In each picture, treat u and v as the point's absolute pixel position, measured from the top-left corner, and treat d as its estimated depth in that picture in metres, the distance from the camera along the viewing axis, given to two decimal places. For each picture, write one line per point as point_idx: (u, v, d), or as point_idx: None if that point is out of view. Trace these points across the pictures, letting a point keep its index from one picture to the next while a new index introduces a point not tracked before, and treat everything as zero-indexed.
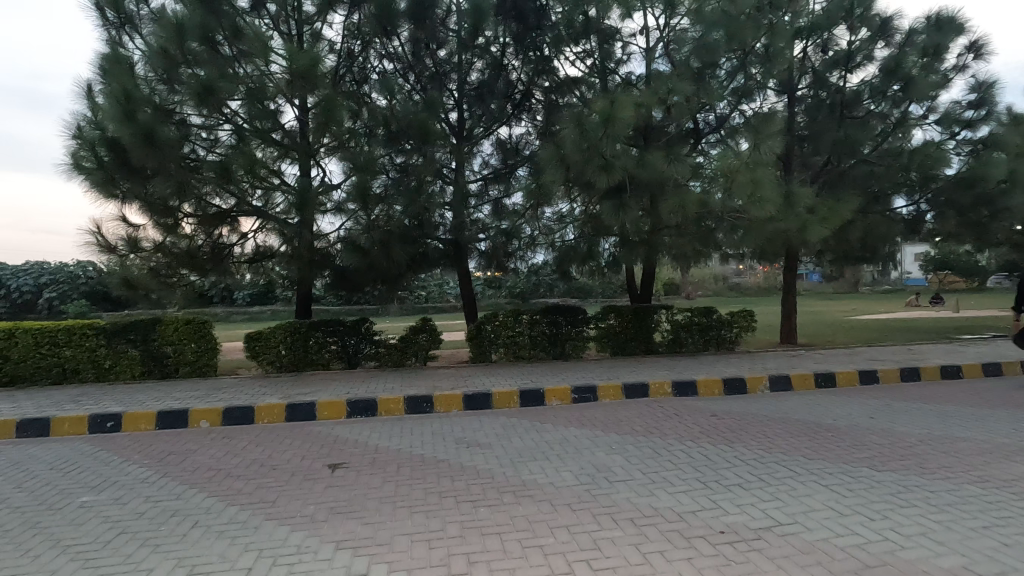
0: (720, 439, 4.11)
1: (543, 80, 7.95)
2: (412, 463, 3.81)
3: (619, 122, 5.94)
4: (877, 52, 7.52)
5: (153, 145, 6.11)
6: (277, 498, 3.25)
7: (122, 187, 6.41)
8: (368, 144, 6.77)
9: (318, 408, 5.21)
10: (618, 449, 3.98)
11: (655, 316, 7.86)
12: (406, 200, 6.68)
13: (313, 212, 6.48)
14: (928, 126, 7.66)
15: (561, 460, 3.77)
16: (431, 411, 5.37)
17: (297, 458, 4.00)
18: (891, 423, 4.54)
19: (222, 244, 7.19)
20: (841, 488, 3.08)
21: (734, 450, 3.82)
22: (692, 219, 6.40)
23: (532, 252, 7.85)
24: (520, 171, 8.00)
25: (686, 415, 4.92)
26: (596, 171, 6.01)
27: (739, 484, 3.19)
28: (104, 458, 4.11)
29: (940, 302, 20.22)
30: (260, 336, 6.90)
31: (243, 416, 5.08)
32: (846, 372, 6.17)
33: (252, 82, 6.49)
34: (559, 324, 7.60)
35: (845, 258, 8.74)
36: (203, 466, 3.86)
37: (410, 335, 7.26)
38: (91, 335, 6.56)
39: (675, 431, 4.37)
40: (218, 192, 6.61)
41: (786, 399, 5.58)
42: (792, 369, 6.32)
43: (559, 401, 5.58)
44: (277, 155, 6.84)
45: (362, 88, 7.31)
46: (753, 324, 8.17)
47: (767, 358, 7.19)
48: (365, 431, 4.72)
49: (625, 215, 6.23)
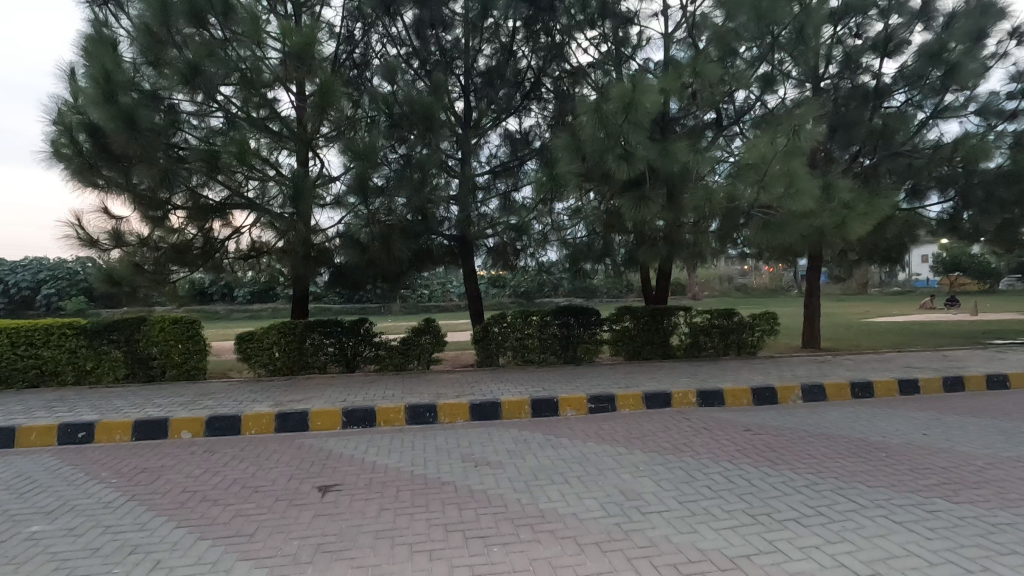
0: (761, 459, 3.64)
1: (553, 68, 7.50)
2: (414, 486, 3.35)
3: (641, 108, 5.48)
4: (915, 36, 7.01)
5: (135, 130, 5.64)
6: (257, 531, 2.80)
7: (104, 175, 5.98)
8: (370, 134, 6.31)
9: (310, 418, 4.75)
10: (646, 471, 3.52)
11: (672, 317, 7.39)
12: (408, 191, 6.22)
13: (308, 206, 5.95)
14: (966, 117, 7.19)
15: (583, 484, 3.32)
16: (435, 422, 4.93)
17: (283, 478, 3.55)
18: (949, 442, 4.05)
19: (214, 239, 6.78)
20: (919, 527, 2.61)
21: (781, 474, 3.34)
22: (718, 216, 5.91)
23: (543, 250, 7.36)
24: (528, 164, 7.48)
25: (716, 429, 4.45)
26: (615, 160, 5.57)
27: (796, 519, 2.73)
28: (68, 475, 3.66)
29: (955, 303, 19.76)
30: (251, 337, 6.46)
31: (228, 425, 4.64)
32: (884, 381, 5.69)
33: (245, 65, 6.12)
34: (570, 326, 7.15)
35: (871, 256, 8.27)
36: (176, 487, 3.42)
37: (412, 337, 6.80)
38: (71, 334, 6.14)
39: (707, 449, 3.90)
40: (208, 182, 6.23)
41: (823, 411, 5.11)
42: (825, 378, 5.85)
43: (574, 411, 5.11)
44: (275, 149, 6.36)
45: (363, 75, 6.90)
46: (775, 327, 7.70)
47: (794, 365, 6.69)
48: (362, 445, 4.27)
49: (645, 209, 5.72)
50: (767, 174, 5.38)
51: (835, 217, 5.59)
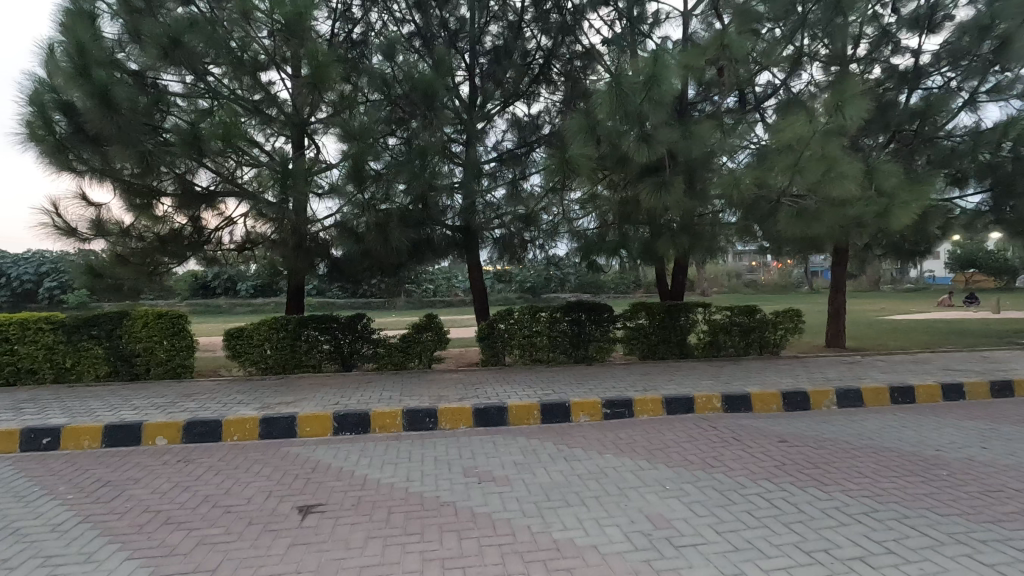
0: (805, 478, 3.19)
1: (564, 50, 7.05)
2: (408, 508, 2.92)
3: (665, 83, 4.98)
4: (959, 10, 6.43)
5: (112, 110, 5.20)
6: (221, 563, 2.38)
7: (81, 158, 5.53)
8: (368, 116, 5.89)
9: (298, 423, 4.33)
10: (674, 491, 3.08)
11: (690, 315, 6.91)
12: (407, 176, 5.68)
13: (298, 192, 5.52)
14: (1010, 100, 6.63)
15: (602, 508, 2.88)
16: (435, 429, 4.49)
17: (261, 495, 3.13)
18: (1016, 457, 3.58)
19: (205, 229, 6.35)
20: (1016, 572, 2.16)
21: (832, 498, 2.89)
22: (747, 202, 5.40)
23: (553, 242, 6.99)
24: (536, 153, 7.03)
25: (747, 440, 3.98)
26: (636, 142, 5.11)
27: (861, 559, 2.28)
28: (20, 489, 3.26)
29: (973, 301, 19.16)
30: (241, 333, 6.08)
31: (208, 431, 4.22)
32: (925, 386, 5.21)
33: (235, 44, 5.77)
34: (582, 323, 6.71)
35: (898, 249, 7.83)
36: (139, 505, 3.01)
37: (413, 334, 6.36)
38: (48, 330, 5.75)
39: (741, 465, 3.45)
40: (195, 168, 5.83)
41: (862, 418, 4.64)
42: (860, 381, 5.38)
43: (587, 417, 4.67)
44: (273, 134, 6.04)
45: (361, 53, 6.43)
46: (799, 326, 7.22)
47: (823, 367, 6.21)
48: (353, 455, 3.84)
49: (667, 196, 5.24)
50: (805, 156, 4.79)
51: (875, 205, 5.09)
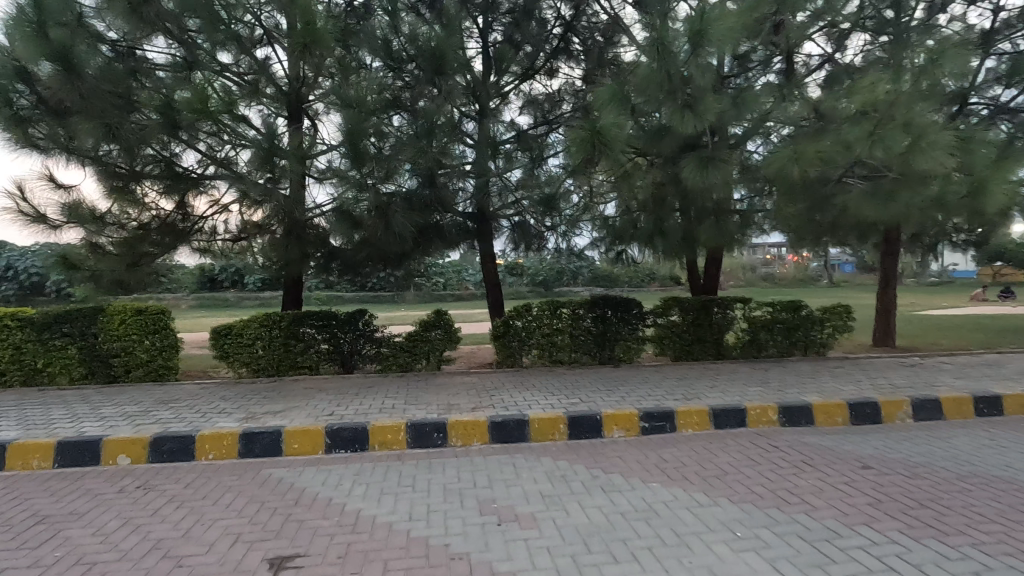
0: (916, 523, 2.49)
1: (584, 21, 6.29)
2: (409, 563, 2.27)
3: (711, 44, 4.29)
4: None
5: (74, 76, 4.63)
6: None
7: (46, 134, 4.92)
8: (370, 83, 5.17)
9: (285, 440, 3.71)
10: (749, 540, 2.40)
11: (728, 311, 6.19)
12: (412, 154, 4.97)
13: (293, 173, 4.87)
14: None
15: (660, 566, 2.20)
16: (443, 446, 3.84)
17: (227, 539, 2.50)
18: None
19: (196, 217, 5.73)
20: None
21: (965, 558, 2.20)
22: (805, 183, 4.67)
23: (575, 229, 6.29)
24: (555, 134, 6.28)
25: (822, 465, 3.28)
26: (676, 111, 4.40)
27: None
28: None
29: (1010, 294, 18.18)
30: (229, 330, 5.49)
31: (178, 449, 3.61)
32: (1013, 395, 4.46)
33: (218, 5, 5.13)
34: (607, 320, 6.02)
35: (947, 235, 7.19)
36: (70, 554, 2.38)
37: (419, 332, 5.71)
38: (16, 327, 5.20)
39: (825, 501, 2.76)
40: (176, 147, 5.17)
41: (950, 435, 3.90)
42: (935, 389, 4.65)
43: (621, 432, 4.00)
44: (269, 114, 5.23)
45: (363, 18, 5.73)
46: (850, 323, 6.47)
47: (885, 371, 5.45)
48: (346, 480, 3.21)
49: (714, 174, 4.50)
50: (879, 125, 4.06)
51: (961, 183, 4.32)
